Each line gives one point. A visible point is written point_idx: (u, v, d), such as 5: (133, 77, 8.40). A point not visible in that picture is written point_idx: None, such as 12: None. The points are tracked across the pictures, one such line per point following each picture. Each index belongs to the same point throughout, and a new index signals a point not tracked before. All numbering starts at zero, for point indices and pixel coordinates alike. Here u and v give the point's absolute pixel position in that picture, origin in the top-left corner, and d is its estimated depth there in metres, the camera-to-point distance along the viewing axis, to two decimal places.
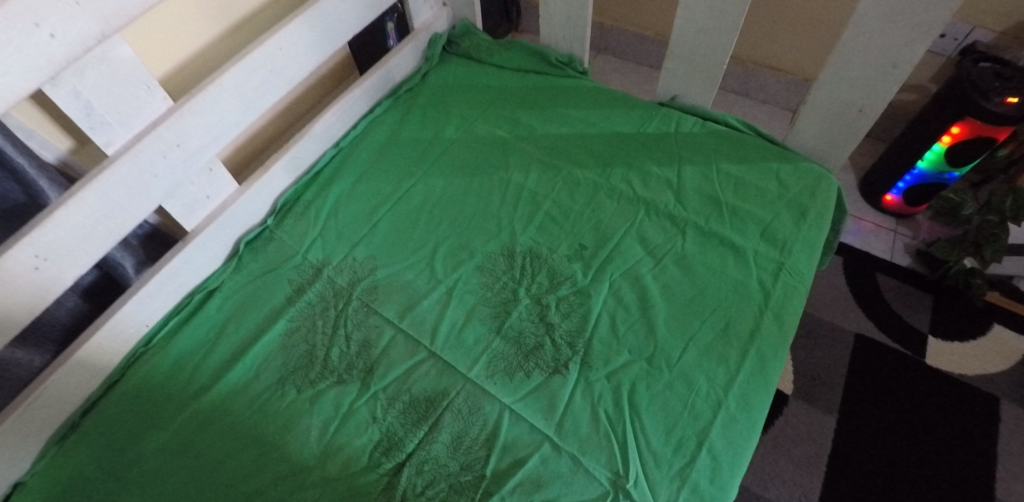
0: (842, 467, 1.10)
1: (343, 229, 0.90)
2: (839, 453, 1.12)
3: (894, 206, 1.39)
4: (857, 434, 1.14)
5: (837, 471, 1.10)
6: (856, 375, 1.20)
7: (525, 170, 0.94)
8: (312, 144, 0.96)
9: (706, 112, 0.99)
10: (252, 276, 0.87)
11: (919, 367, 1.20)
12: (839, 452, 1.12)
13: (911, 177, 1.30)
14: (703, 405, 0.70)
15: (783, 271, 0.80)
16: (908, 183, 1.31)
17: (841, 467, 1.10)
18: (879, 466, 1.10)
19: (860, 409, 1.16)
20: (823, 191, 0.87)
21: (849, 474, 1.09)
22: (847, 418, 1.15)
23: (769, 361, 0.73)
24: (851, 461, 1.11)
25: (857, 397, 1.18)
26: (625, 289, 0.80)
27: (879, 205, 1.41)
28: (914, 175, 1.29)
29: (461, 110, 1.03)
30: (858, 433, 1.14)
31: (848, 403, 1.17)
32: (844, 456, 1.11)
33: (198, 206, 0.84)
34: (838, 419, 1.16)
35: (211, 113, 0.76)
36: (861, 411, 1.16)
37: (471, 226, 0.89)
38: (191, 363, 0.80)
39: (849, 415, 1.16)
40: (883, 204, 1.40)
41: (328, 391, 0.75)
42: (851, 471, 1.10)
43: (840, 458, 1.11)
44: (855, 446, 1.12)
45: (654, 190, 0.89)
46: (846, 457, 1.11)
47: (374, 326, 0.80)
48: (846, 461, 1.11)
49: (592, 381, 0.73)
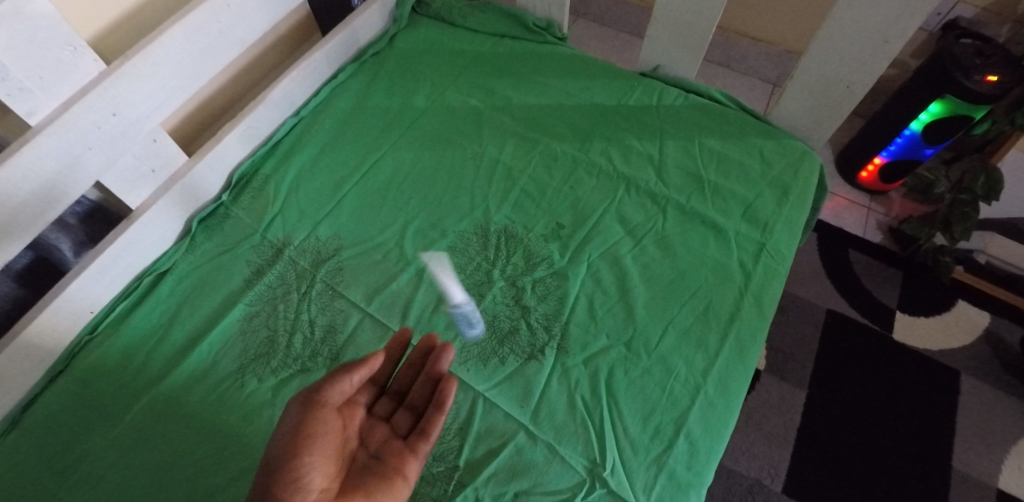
0: (811, 441, 1.12)
1: (306, 205, 0.84)
2: (808, 427, 1.14)
3: (870, 184, 1.40)
4: (825, 408, 1.16)
5: (806, 445, 1.12)
6: (826, 350, 1.22)
7: (500, 143, 0.89)
8: (269, 112, 0.88)
9: (689, 83, 0.95)
10: (207, 257, 0.81)
11: (886, 342, 1.22)
12: (808, 425, 1.14)
13: (888, 153, 1.30)
14: (682, 390, 0.69)
15: (763, 252, 0.78)
16: (885, 160, 1.31)
17: (810, 441, 1.12)
18: (845, 439, 1.12)
19: (829, 384, 1.18)
20: (805, 169, 0.85)
21: (817, 447, 1.12)
22: (816, 393, 1.17)
23: (748, 345, 0.72)
24: (818, 434, 1.13)
25: (826, 372, 1.19)
26: (604, 271, 0.77)
27: (855, 181, 1.41)
28: (891, 152, 1.29)
29: (431, 77, 0.97)
30: (826, 407, 1.16)
31: (818, 378, 1.19)
32: (813, 430, 1.14)
33: (142, 180, 0.77)
34: (808, 393, 1.17)
35: (151, 78, 0.69)
36: (829, 385, 1.18)
37: (442, 203, 0.84)
38: (142, 352, 0.74)
39: (818, 390, 1.18)
40: (858, 180, 1.40)
41: (291, 381, 0.71)
42: (819, 444, 1.12)
43: (809, 432, 1.13)
44: (823, 420, 1.14)
45: (634, 166, 0.86)
46: (814, 430, 1.13)
47: (341, 310, 0.76)
48: (814, 435, 1.13)
49: (568, 368, 0.70)
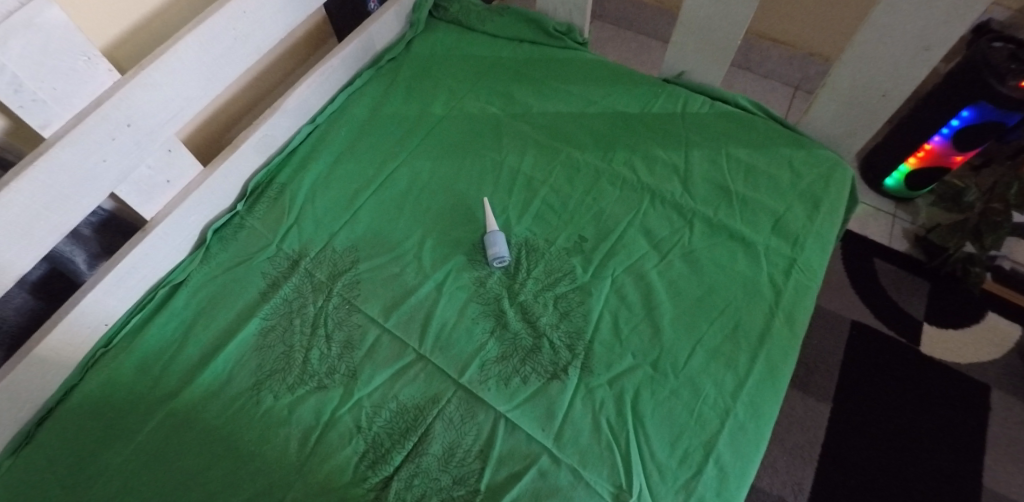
0: (835, 457, 1.09)
1: (321, 215, 0.82)
2: (832, 442, 1.11)
3: (894, 191, 1.36)
4: (850, 424, 1.12)
5: (829, 461, 1.09)
6: (851, 363, 1.19)
7: (520, 152, 0.87)
8: (285, 120, 0.87)
9: (715, 90, 0.92)
10: (222, 268, 0.79)
11: (913, 355, 1.19)
12: (832, 441, 1.11)
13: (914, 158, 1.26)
14: (711, 413, 0.66)
15: (794, 268, 0.75)
16: (909, 167, 1.28)
17: (834, 457, 1.09)
18: (871, 456, 1.09)
19: (853, 398, 1.15)
20: (837, 181, 0.82)
21: (842, 464, 1.09)
22: (840, 407, 1.14)
23: (779, 365, 0.69)
24: (843, 450, 1.10)
25: (850, 386, 1.16)
26: (629, 287, 0.74)
27: (879, 188, 1.37)
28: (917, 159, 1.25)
29: (449, 84, 0.95)
30: (851, 422, 1.12)
31: (841, 392, 1.16)
32: (837, 446, 1.11)
33: (157, 191, 0.75)
34: (831, 408, 1.14)
35: (166, 87, 0.67)
36: (854, 400, 1.15)
37: (461, 214, 0.82)
38: (157, 367, 0.73)
39: (842, 404, 1.15)
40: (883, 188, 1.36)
41: (308, 398, 0.69)
42: (844, 461, 1.09)
43: (832, 447, 1.10)
44: (847, 435, 1.11)
45: (659, 177, 0.83)
46: (838, 446, 1.10)
47: (358, 325, 0.74)
48: (838, 451, 1.10)
49: (593, 388, 0.68)
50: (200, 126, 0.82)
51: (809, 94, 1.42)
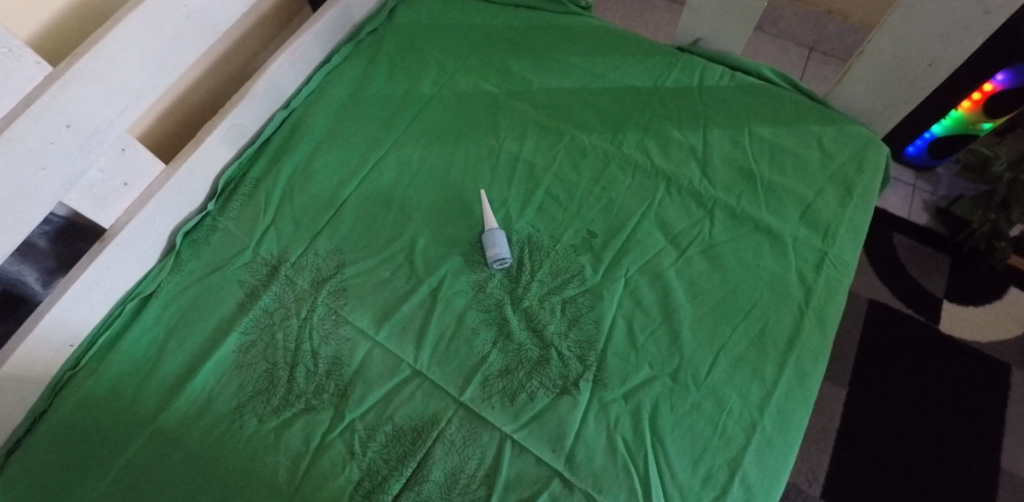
0: (851, 443, 1.06)
1: (301, 214, 0.74)
2: (849, 428, 1.07)
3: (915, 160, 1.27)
4: (868, 408, 1.08)
5: (846, 447, 1.05)
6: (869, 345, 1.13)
7: (519, 136, 0.79)
8: (255, 107, 0.78)
9: (734, 60, 0.84)
10: (194, 277, 0.72)
11: (933, 334, 1.14)
12: (848, 426, 1.07)
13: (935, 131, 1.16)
14: (735, 427, 0.61)
15: (825, 262, 0.68)
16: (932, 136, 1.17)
17: (851, 443, 1.06)
18: (889, 441, 1.05)
19: (870, 381, 1.10)
20: (871, 161, 0.74)
21: (859, 450, 1.05)
22: (856, 391, 1.10)
23: (810, 372, 0.63)
24: (860, 436, 1.06)
25: (867, 368, 1.12)
26: (644, 288, 0.67)
27: (901, 156, 1.28)
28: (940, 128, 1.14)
29: (437, 59, 0.85)
30: (869, 407, 1.08)
31: (858, 375, 1.11)
32: (853, 431, 1.07)
33: (113, 196, 0.67)
34: (848, 392, 1.10)
35: (109, 79, 0.58)
36: (871, 383, 1.10)
37: (456, 209, 0.74)
38: (129, 390, 0.66)
39: (859, 387, 1.10)
40: (904, 156, 1.27)
41: (295, 421, 0.63)
42: (861, 447, 1.05)
43: (849, 433, 1.06)
44: (864, 420, 1.07)
45: (675, 160, 0.75)
46: (855, 432, 1.06)
47: (346, 338, 0.67)
48: (855, 437, 1.06)
49: (607, 403, 0.62)
50: (161, 118, 0.73)
51: (825, 56, 1.31)
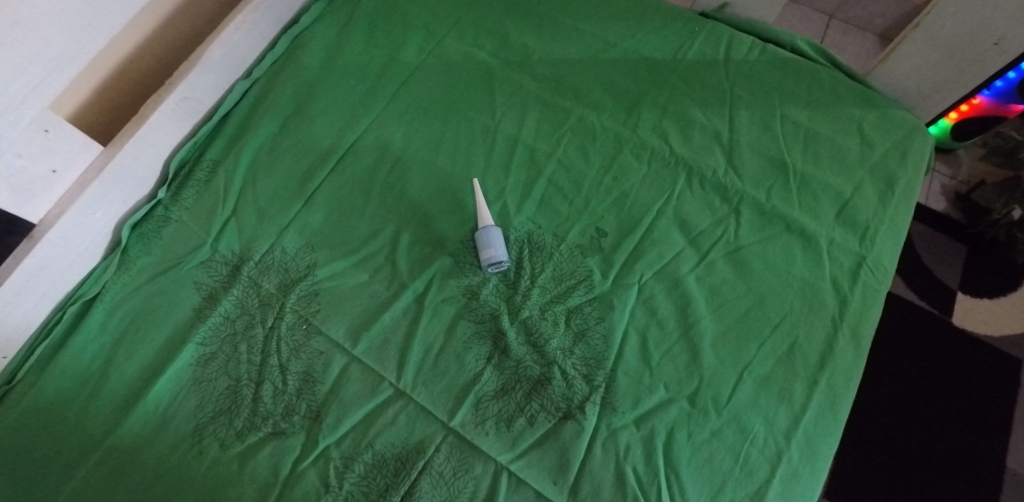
0: (868, 437, 0.95)
1: (266, 204, 0.65)
2: (867, 419, 0.96)
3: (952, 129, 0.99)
4: (887, 399, 0.97)
5: (863, 441, 0.95)
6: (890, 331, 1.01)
7: (518, 114, 0.69)
8: (209, 77, 0.67)
9: (764, 30, 0.75)
10: (146, 277, 0.63)
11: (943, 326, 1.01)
12: (866, 417, 0.96)
13: (988, 95, 0.87)
14: (759, 458, 0.53)
15: (863, 269, 0.60)
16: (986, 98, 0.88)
17: (868, 437, 0.95)
18: (909, 436, 0.94)
19: (889, 370, 0.99)
20: (916, 151, 0.65)
21: (876, 445, 0.94)
22: (874, 379, 0.99)
23: (843, 394, 0.56)
24: (877, 429, 0.95)
25: (888, 355, 1.00)
26: (660, 297, 0.59)
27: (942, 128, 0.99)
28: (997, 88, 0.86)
29: (424, 21, 0.74)
30: (887, 398, 0.97)
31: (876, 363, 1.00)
32: (870, 423, 0.96)
33: (40, 186, 0.57)
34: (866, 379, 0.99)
35: (12, 43, 0.47)
36: (888, 373, 0.99)
37: (444, 201, 0.65)
38: (71, 410, 0.57)
39: (877, 376, 0.99)
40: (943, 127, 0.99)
41: (262, 447, 0.55)
42: (878, 441, 0.95)
43: (866, 425, 0.95)
44: (883, 411, 0.96)
45: (698, 147, 0.66)
46: (872, 424, 0.96)
47: (319, 352, 0.59)
48: (873, 430, 0.95)
49: (616, 430, 0.54)
50: (99, 92, 0.62)
51: (847, 24, 1.12)
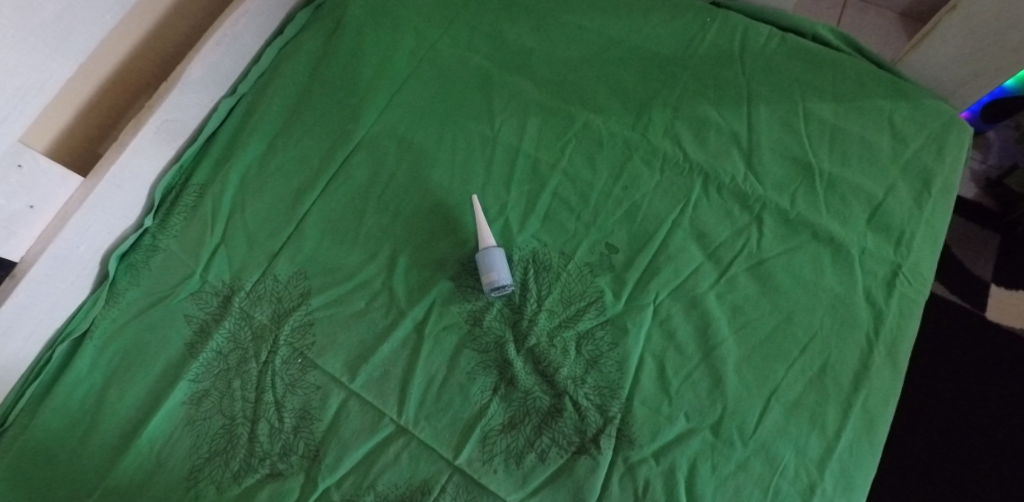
0: (915, 436, 0.85)
1: (256, 230, 0.62)
2: (913, 417, 0.86)
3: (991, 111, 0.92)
4: (927, 397, 0.87)
5: (909, 440, 0.85)
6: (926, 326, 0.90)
7: (519, 122, 0.64)
8: (191, 96, 0.64)
9: (781, 17, 0.70)
10: (135, 311, 0.60)
11: (974, 322, 0.91)
12: (912, 416, 0.86)
13: None
14: (790, 492, 0.48)
15: (899, 279, 0.54)
16: None
17: (913, 436, 0.85)
18: (961, 435, 0.84)
19: (926, 367, 0.89)
20: (954, 145, 0.59)
21: (923, 444, 0.85)
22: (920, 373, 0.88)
23: (880, 420, 0.50)
24: (924, 428, 0.86)
25: (927, 351, 0.89)
26: (678, 318, 0.55)
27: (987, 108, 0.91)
28: None
29: (415, 26, 0.70)
30: (929, 394, 0.87)
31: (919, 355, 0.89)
32: (910, 426, 0.86)
33: (17, 222, 0.54)
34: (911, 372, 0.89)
35: None
36: (930, 367, 0.88)
37: (441, 220, 0.61)
38: (61, 456, 0.54)
39: (922, 370, 0.88)
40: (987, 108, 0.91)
41: (260, 490, 0.52)
42: (926, 440, 0.85)
43: (911, 425, 0.86)
44: (923, 411, 0.86)
45: (714, 151, 0.61)
46: (919, 423, 0.86)
47: (316, 387, 0.55)
48: (920, 430, 0.85)
49: (634, 465, 0.50)
50: (76, 118, 0.59)
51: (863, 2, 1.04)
